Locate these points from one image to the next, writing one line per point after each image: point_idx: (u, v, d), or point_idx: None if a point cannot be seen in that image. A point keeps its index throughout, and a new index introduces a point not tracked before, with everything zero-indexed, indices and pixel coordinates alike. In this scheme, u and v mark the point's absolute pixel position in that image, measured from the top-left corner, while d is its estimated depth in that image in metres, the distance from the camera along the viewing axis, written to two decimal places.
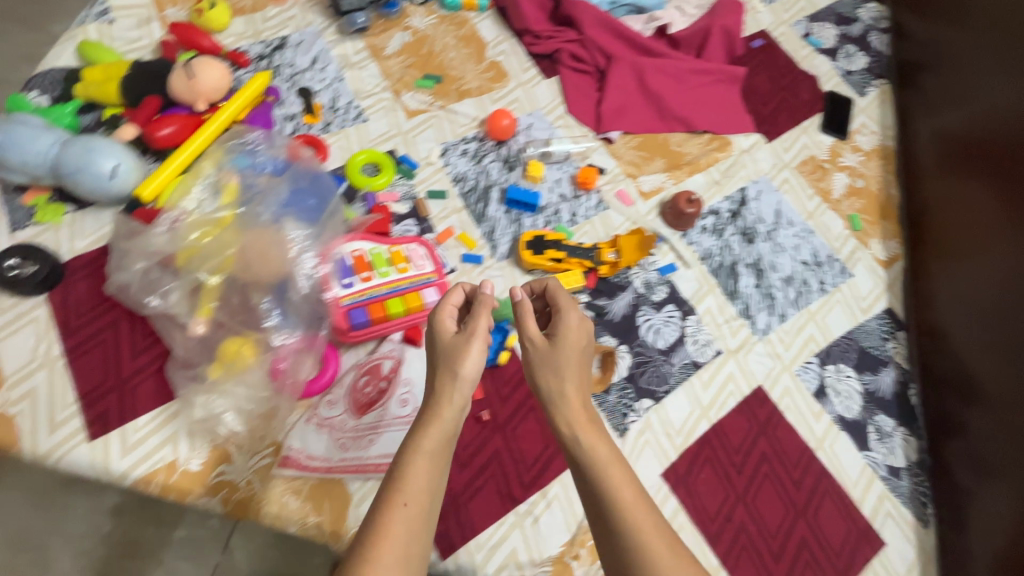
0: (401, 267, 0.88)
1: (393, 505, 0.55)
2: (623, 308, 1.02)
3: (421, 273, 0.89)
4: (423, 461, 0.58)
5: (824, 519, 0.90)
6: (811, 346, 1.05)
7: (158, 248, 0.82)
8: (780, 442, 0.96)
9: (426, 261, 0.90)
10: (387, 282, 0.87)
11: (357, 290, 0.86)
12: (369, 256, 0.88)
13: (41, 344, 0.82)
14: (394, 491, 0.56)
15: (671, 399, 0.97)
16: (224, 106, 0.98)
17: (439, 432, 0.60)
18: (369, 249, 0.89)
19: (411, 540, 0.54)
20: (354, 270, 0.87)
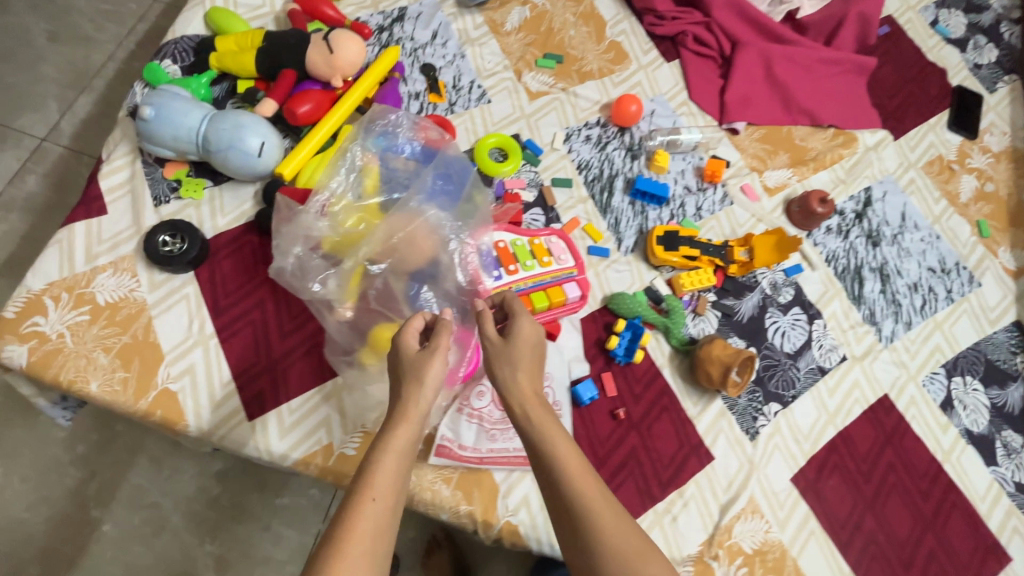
0: (545, 260, 0.88)
1: (363, 501, 0.55)
2: (751, 309, 1.01)
3: (563, 267, 0.88)
4: (389, 458, 0.59)
5: (952, 532, 0.91)
6: (938, 357, 1.03)
7: (314, 232, 0.82)
8: (907, 453, 0.95)
9: (566, 254, 0.90)
10: (532, 275, 0.86)
11: (505, 283, 0.85)
12: (512, 248, 0.87)
13: (194, 323, 0.83)
14: (361, 488, 0.56)
15: (799, 404, 0.96)
16: (357, 83, 0.96)
17: (406, 429, 0.61)
18: (511, 240, 0.88)
19: (379, 536, 0.54)
20: (501, 262, 0.86)
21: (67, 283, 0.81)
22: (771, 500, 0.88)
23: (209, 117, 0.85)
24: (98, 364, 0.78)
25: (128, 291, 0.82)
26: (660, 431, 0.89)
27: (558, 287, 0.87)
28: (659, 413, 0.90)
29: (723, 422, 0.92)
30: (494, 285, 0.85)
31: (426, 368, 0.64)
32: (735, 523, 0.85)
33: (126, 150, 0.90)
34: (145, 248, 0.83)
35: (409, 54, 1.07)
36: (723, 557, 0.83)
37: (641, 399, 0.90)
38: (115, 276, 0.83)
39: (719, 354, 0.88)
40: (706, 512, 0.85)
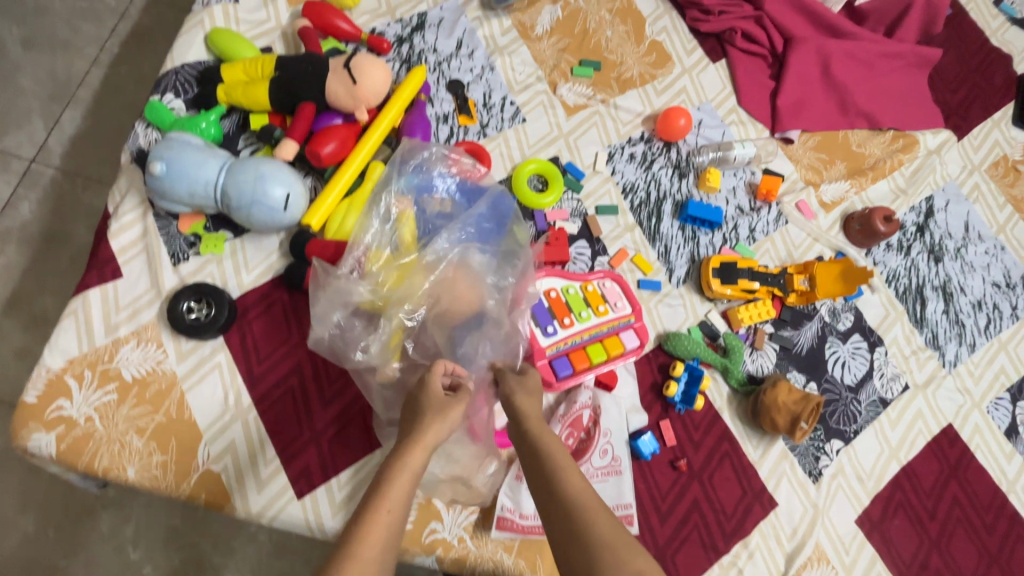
0: (600, 309, 0.84)
1: (381, 510, 0.50)
2: (811, 339, 0.95)
3: (620, 315, 0.85)
4: (405, 477, 0.54)
5: (1016, 564, 0.90)
6: (1003, 381, 0.99)
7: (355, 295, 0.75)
8: (971, 485, 0.92)
9: (622, 299, 0.86)
10: (587, 327, 0.83)
11: (561, 338, 0.82)
12: (566, 297, 0.83)
13: (229, 394, 0.77)
14: (375, 500, 0.51)
15: (861, 440, 0.92)
16: (382, 113, 0.87)
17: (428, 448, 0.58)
18: (563, 288, 0.84)
19: (386, 554, 0.49)
20: (554, 315, 0.82)
21: (88, 359, 0.75)
22: (836, 545, 0.85)
23: (228, 168, 0.77)
24: (132, 448, 0.73)
25: (155, 363, 0.76)
26: (722, 479, 0.86)
27: (615, 336, 0.84)
28: (720, 459, 0.87)
29: (785, 464, 0.88)
30: (549, 342, 0.81)
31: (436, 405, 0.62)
32: (802, 573, 0.83)
33: (134, 202, 0.82)
34: (168, 316, 0.77)
35: (434, 70, 0.97)
36: None
37: (700, 446, 0.87)
38: (140, 347, 0.77)
39: (785, 401, 0.83)
40: (773, 563, 0.83)
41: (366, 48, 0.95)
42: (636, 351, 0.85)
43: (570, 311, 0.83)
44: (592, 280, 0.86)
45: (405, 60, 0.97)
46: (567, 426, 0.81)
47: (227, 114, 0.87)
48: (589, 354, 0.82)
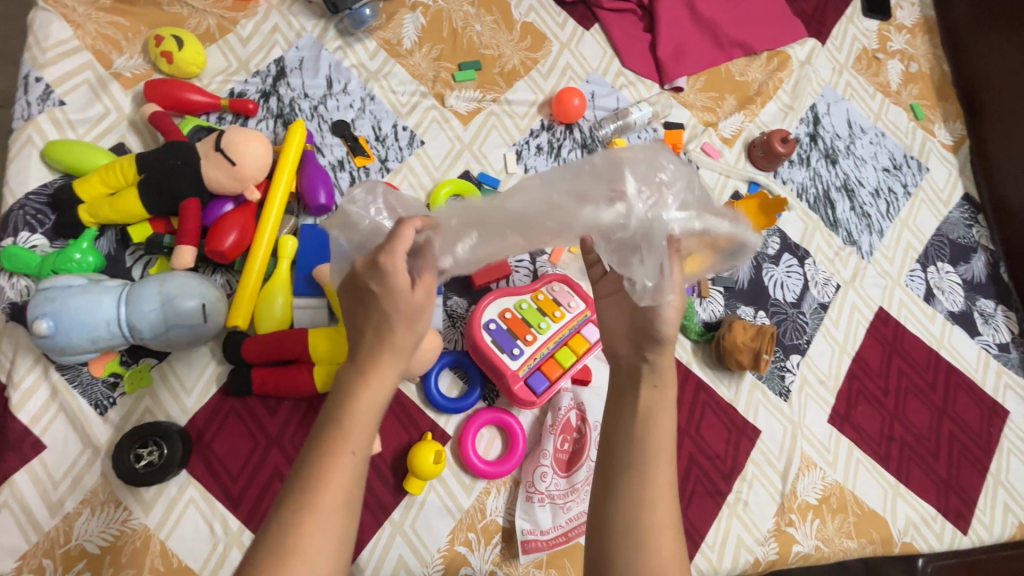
0: (556, 314, 0.83)
1: (339, 454, 0.47)
2: (748, 272, 1.01)
3: (576, 313, 0.84)
4: (365, 407, 0.50)
5: (960, 407, 1.02)
6: (912, 254, 1.10)
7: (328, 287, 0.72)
8: (910, 354, 1.04)
9: (574, 297, 0.85)
10: (551, 336, 0.82)
11: (528, 355, 0.80)
12: (521, 314, 0.82)
13: (213, 525, 0.73)
14: (334, 436, 0.48)
15: (814, 347, 1.00)
16: (274, 182, 0.80)
17: (387, 365, 0.52)
18: (517, 305, 0.82)
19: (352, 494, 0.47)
20: (516, 335, 0.80)
21: (43, 547, 0.68)
22: (818, 448, 0.94)
23: (126, 300, 0.69)
24: None
25: (122, 523, 0.70)
26: (708, 426, 0.91)
27: (578, 335, 0.83)
28: (702, 409, 0.92)
29: (758, 393, 0.95)
30: (519, 362, 0.80)
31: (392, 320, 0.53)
32: (797, 484, 0.91)
33: (28, 363, 0.72)
34: (116, 471, 0.70)
35: (312, 115, 0.91)
36: (797, 519, 0.89)
37: (681, 404, 0.91)
38: (96, 514, 0.70)
39: (744, 341, 0.89)
40: (771, 485, 0.90)
41: (231, 114, 0.86)
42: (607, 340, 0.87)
43: (530, 325, 0.81)
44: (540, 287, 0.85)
45: (278, 114, 0.89)
46: (558, 435, 0.83)
47: (100, 234, 0.78)
48: (559, 360, 0.82)
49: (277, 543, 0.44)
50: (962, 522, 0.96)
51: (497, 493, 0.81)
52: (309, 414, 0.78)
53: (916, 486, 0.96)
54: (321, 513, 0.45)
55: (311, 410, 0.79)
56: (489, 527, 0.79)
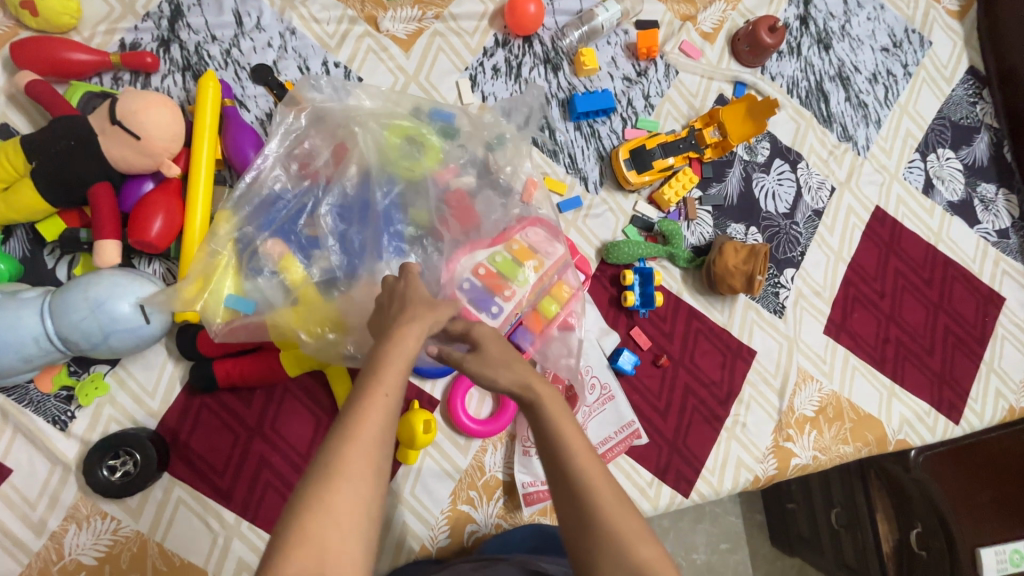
0: (535, 266, 0.75)
1: (373, 397, 0.45)
2: (738, 185, 0.93)
3: (556, 260, 0.76)
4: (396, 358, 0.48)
5: (957, 300, 1.00)
6: (911, 143, 1.02)
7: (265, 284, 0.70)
8: (907, 252, 0.99)
9: (553, 240, 0.77)
10: (529, 288, 0.74)
11: (509, 314, 0.72)
12: (496, 267, 0.73)
13: (209, 521, 0.71)
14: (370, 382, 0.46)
15: (808, 258, 0.95)
16: (193, 151, 0.69)
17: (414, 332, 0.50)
18: (490, 258, 0.74)
19: (388, 436, 0.45)
20: (492, 293, 0.72)
21: (37, 566, 0.66)
22: (814, 360, 0.93)
23: (51, 311, 0.62)
24: None
25: (113, 532, 0.68)
26: (703, 353, 0.89)
27: (558, 282, 0.77)
28: (696, 336, 0.89)
29: (752, 313, 0.91)
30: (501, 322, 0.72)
31: (416, 294, 0.54)
32: (794, 399, 0.90)
33: None
34: (90, 486, 0.67)
35: (226, 62, 0.77)
36: (795, 434, 0.89)
37: (674, 335, 0.88)
38: (83, 529, 0.68)
39: (736, 265, 0.84)
40: (768, 404, 0.89)
41: (127, 72, 0.73)
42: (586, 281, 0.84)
43: (507, 279, 0.73)
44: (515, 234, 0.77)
45: (185, 65, 0.76)
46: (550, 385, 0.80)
47: (7, 236, 0.69)
48: (544, 315, 0.76)
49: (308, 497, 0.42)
50: (954, 413, 0.99)
51: (494, 450, 0.79)
52: (286, 399, 0.75)
53: (911, 385, 0.96)
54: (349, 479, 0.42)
55: (287, 394, 0.75)
56: (490, 483, 0.79)
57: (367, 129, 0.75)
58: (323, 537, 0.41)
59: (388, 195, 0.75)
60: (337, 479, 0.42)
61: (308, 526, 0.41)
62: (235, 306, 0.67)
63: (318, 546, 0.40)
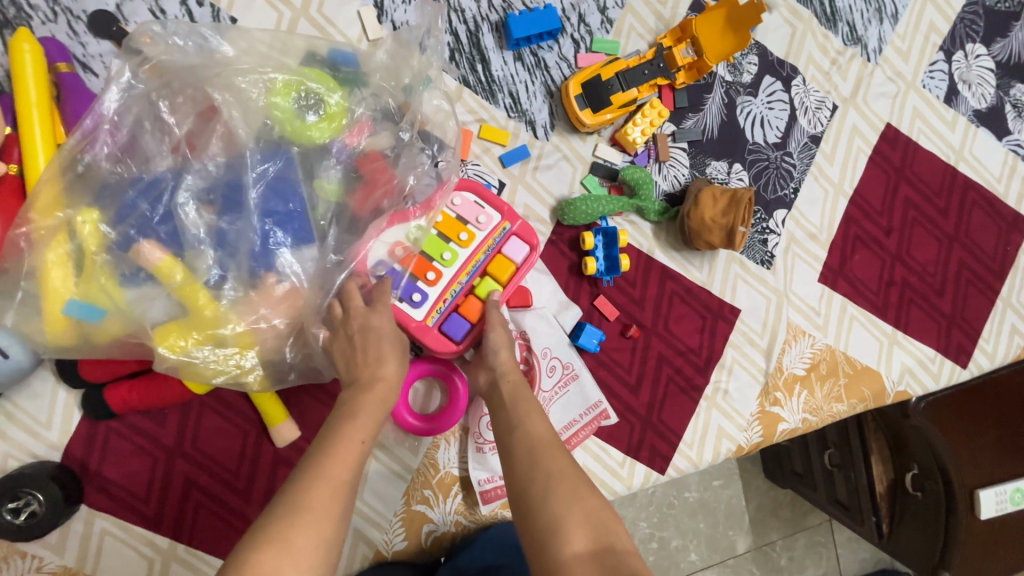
0: (462, 237, 0.65)
1: (348, 441, 0.49)
2: (718, 113, 0.78)
3: (490, 230, 0.67)
4: (367, 408, 0.53)
5: (975, 229, 0.87)
6: (934, 40, 0.84)
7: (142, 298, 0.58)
8: (920, 178, 0.85)
9: (483, 206, 0.67)
10: (459, 268, 0.66)
11: (434, 299, 0.65)
12: (417, 246, 0.65)
13: (142, 548, 0.66)
14: (344, 428, 0.50)
15: (803, 196, 0.81)
16: (25, 139, 0.56)
17: (385, 388, 0.55)
18: (410, 236, 0.65)
19: (355, 482, 0.47)
20: (415, 275, 0.64)
21: None
22: (806, 313, 0.82)
23: None
24: None
25: (38, 570, 0.64)
26: (679, 317, 0.78)
27: (497, 258, 0.67)
28: (670, 299, 0.78)
29: (735, 266, 0.80)
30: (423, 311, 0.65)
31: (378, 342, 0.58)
32: (783, 358, 0.81)
33: None
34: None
35: (54, 12, 0.61)
36: (783, 397, 0.81)
37: (645, 301, 0.77)
38: (4, 569, 0.63)
39: (714, 218, 0.71)
40: (753, 366, 0.80)
41: None
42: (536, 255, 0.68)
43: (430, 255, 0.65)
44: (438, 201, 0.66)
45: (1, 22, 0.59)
46: None
47: None
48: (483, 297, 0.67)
49: (269, 531, 0.41)
50: (963, 356, 0.89)
51: (447, 445, 0.72)
52: (205, 415, 0.66)
53: (915, 330, 0.86)
54: (314, 516, 0.43)
55: (206, 409, 0.66)
56: (445, 480, 0.72)
57: (245, 88, 0.60)
58: (289, 537, 0.41)
59: (281, 169, 0.61)
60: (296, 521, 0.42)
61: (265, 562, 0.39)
62: (82, 315, 0.56)
63: (283, 545, 0.41)
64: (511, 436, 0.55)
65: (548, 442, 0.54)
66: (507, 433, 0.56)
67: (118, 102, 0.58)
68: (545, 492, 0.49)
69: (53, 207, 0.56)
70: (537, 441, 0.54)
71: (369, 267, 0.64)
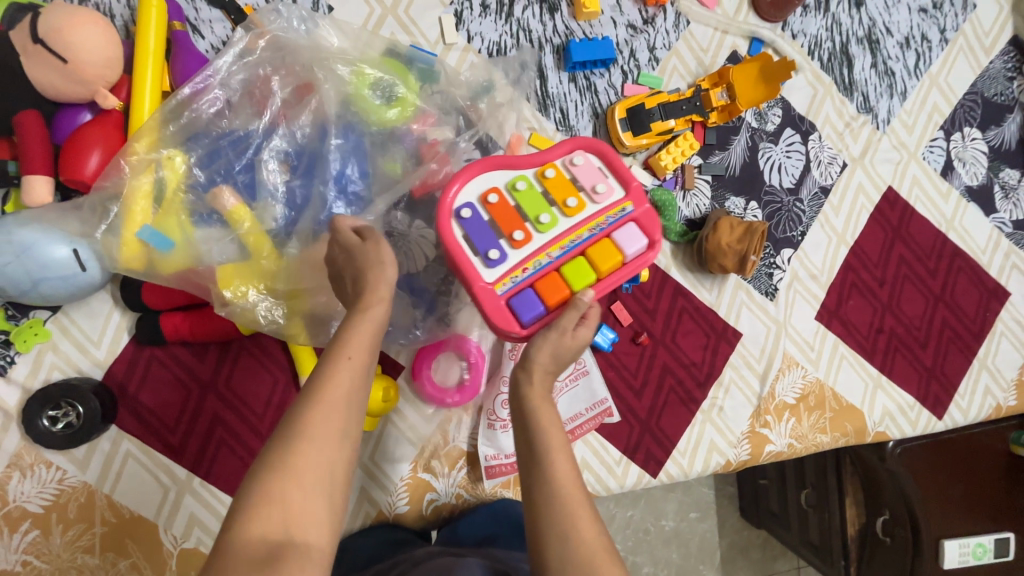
0: (571, 206, 0.67)
1: (341, 360, 0.48)
2: (742, 155, 0.86)
3: (605, 207, 0.68)
4: (362, 323, 0.50)
5: (960, 294, 0.95)
6: (936, 119, 0.94)
7: (212, 237, 0.64)
8: (914, 239, 0.93)
9: (606, 178, 0.69)
10: (553, 241, 0.66)
11: (513, 265, 0.65)
12: (515, 201, 0.66)
13: (160, 475, 0.69)
14: (336, 348, 0.48)
15: (809, 239, 0.89)
16: (136, 81, 0.63)
17: (382, 297, 0.52)
18: (510, 189, 0.66)
19: (353, 401, 0.47)
20: (502, 234, 0.65)
21: None
22: (801, 347, 0.89)
23: None
24: (92, 567, 0.67)
25: (59, 482, 0.67)
26: (686, 333, 0.84)
27: (602, 240, 0.66)
28: (680, 315, 0.84)
29: (742, 294, 0.87)
30: (497, 275, 0.65)
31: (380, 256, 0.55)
32: (776, 385, 0.87)
33: None
34: (33, 436, 0.65)
35: None
36: (773, 421, 0.87)
37: (657, 313, 0.83)
38: (28, 477, 0.66)
39: (730, 243, 0.78)
40: (748, 388, 0.86)
41: None
42: (650, 249, 0.68)
43: (524, 218, 0.66)
44: (556, 162, 0.69)
45: None
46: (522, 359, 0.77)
47: None
48: (565, 279, 0.65)
49: (273, 457, 0.44)
50: (939, 408, 0.95)
51: (459, 420, 0.77)
52: (242, 356, 0.71)
53: (898, 377, 0.93)
54: (314, 445, 0.44)
55: (245, 351, 0.71)
56: (452, 453, 0.76)
57: (335, 68, 0.68)
58: (292, 462, 0.43)
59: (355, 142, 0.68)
60: (300, 450, 0.44)
61: (272, 486, 0.42)
62: (152, 241, 0.61)
63: (285, 470, 0.43)
64: (532, 465, 0.50)
65: (571, 495, 0.48)
66: (532, 461, 0.51)
67: (225, 63, 0.65)
68: (562, 551, 0.46)
69: (152, 145, 0.62)
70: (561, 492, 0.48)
71: (458, 209, 0.65)
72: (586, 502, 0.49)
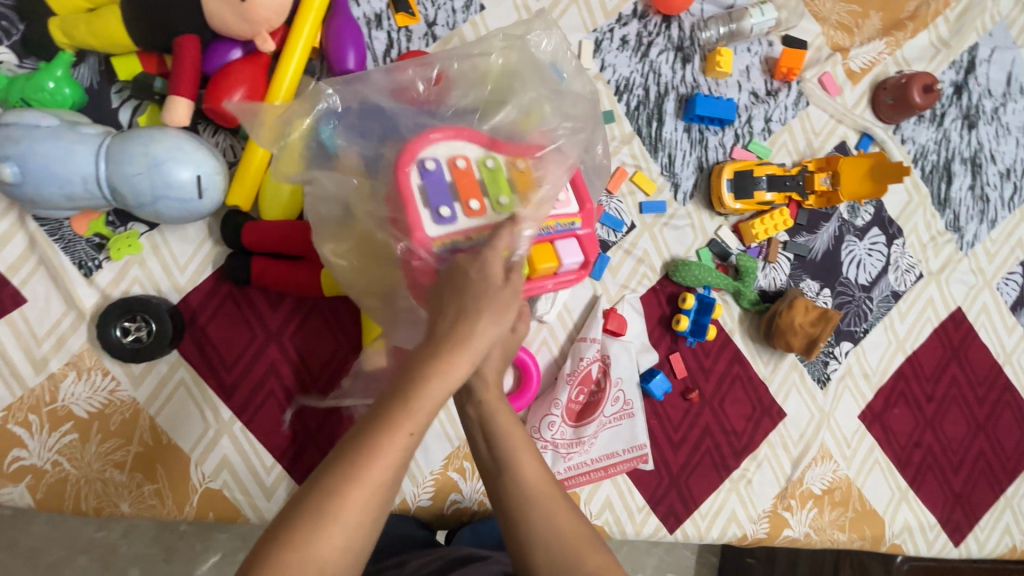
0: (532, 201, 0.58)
1: (396, 434, 0.40)
2: (827, 242, 0.87)
3: (561, 214, 0.60)
4: (426, 393, 0.42)
5: (1001, 428, 0.95)
6: (1018, 254, 0.95)
7: None
8: (970, 363, 0.94)
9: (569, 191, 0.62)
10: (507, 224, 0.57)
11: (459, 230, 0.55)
12: (479, 173, 0.57)
13: (205, 411, 0.69)
14: (395, 416, 0.41)
15: (870, 339, 0.90)
16: (293, 32, 0.65)
17: (461, 359, 0.43)
18: (479, 160, 0.57)
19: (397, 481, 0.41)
20: (456, 195, 0.56)
21: (28, 403, 0.65)
22: (839, 442, 0.89)
23: (108, 155, 0.58)
24: (118, 484, 0.67)
25: (110, 393, 0.67)
26: (733, 400, 0.85)
27: (549, 244, 0.59)
28: (731, 382, 0.84)
29: (795, 375, 0.87)
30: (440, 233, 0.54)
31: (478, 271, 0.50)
32: (807, 472, 0.87)
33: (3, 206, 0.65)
34: (102, 342, 0.66)
35: None
36: (795, 506, 0.86)
37: (711, 373, 0.84)
38: (82, 380, 0.66)
39: (802, 324, 0.79)
40: (779, 468, 0.86)
41: None
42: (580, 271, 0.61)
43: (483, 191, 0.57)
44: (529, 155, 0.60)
45: None
46: (576, 384, 0.78)
47: (80, 60, 0.65)
48: None
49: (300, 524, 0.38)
50: (956, 534, 0.94)
51: None
52: (312, 315, 0.72)
53: (925, 495, 0.93)
54: (341, 528, 0.38)
55: (316, 311, 0.72)
56: None
57: None
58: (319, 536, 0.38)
59: None
60: (327, 525, 0.38)
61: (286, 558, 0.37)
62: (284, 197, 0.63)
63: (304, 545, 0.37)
64: (503, 464, 0.48)
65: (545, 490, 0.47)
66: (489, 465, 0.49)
67: None
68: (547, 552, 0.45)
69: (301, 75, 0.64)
70: (533, 483, 0.47)
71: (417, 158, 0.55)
72: (562, 496, 0.48)
